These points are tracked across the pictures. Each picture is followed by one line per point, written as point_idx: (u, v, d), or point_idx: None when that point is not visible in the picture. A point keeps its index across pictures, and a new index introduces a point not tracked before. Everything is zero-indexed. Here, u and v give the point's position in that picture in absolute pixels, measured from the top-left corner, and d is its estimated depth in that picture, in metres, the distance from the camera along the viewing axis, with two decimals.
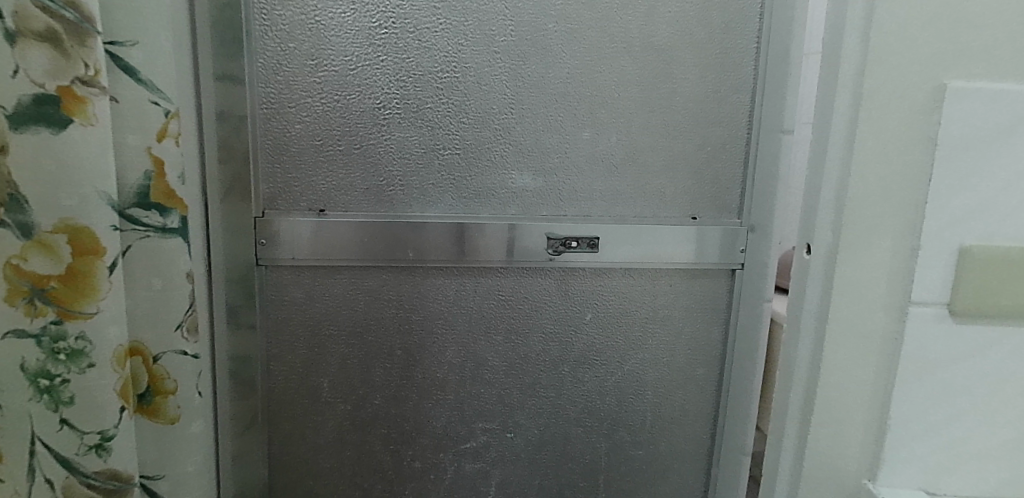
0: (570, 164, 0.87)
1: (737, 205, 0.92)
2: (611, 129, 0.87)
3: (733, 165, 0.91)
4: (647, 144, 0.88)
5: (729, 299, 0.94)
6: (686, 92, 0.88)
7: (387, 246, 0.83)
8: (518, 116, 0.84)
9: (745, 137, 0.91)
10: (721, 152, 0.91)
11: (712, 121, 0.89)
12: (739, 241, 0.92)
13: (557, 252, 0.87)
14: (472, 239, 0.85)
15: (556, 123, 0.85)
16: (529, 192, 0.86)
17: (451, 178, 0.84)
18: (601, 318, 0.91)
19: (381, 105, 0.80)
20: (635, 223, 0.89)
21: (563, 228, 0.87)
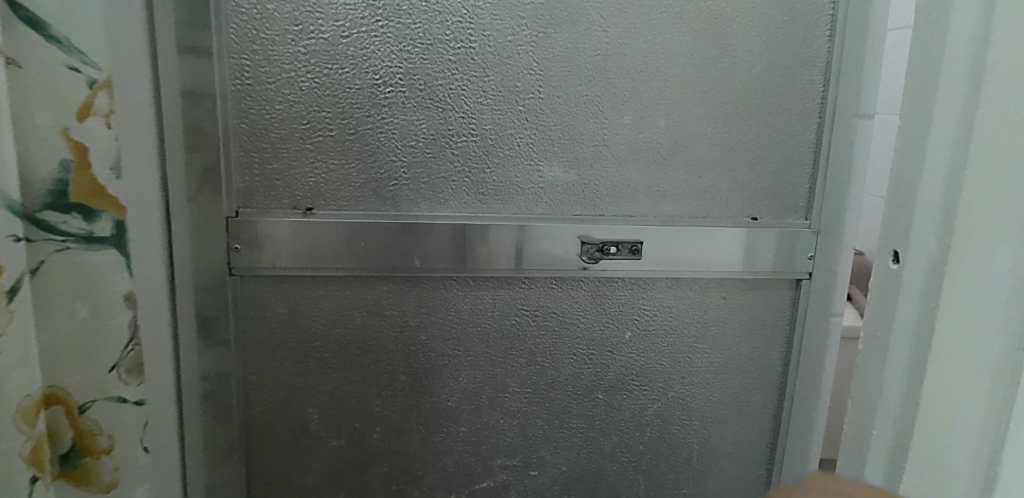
0: (608, 154, 0.72)
1: (805, 204, 0.78)
2: (657, 113, 0.72)
3: (801, 156, 0.77)
4: (702, 132, 0.73)
5: (793, 314, 0.80)
6: (749, 68, 0.73)
7: (388, 253, 0.69)
8: (546, 96, 0.70)
9: (817, 122, 0.76)
10: (788, 140, 0.76)
11: (778, 104, 0.75)
12: (807, 246, 0.78)
13: (593, 260, 0.73)
14: (491, 244, 0.71)
15: (592, 103, 0.71)
16: (560, 187, 0.72)
17: (466, 170, 0.70)
18: (643, 336, 0.77)
19: (381, 81, 0.66)
20: (686, 224, 0.75)
21: (599, 231, 0.72)
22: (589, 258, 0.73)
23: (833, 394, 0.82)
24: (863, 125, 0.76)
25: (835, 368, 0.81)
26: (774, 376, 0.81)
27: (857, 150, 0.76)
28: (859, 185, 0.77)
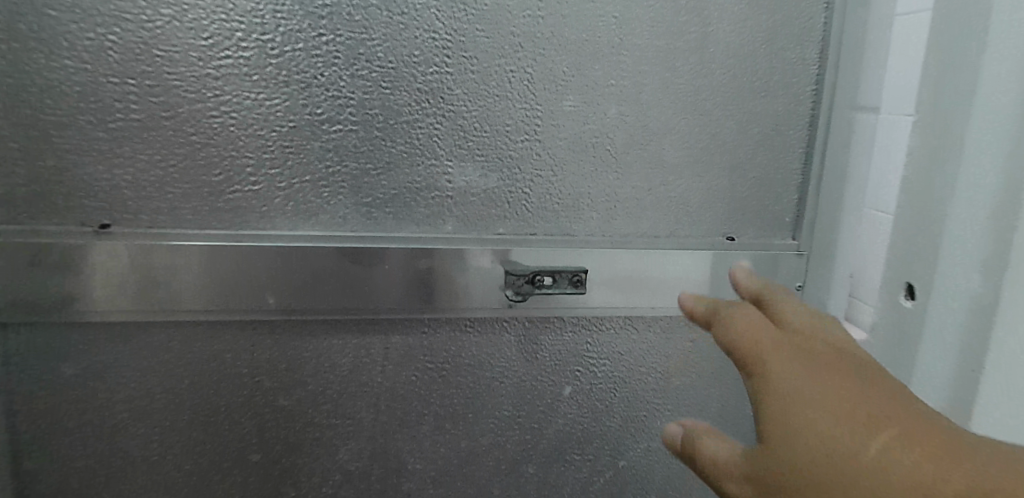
0: (544, 153, 0.54)
1: (792, 220, 0.62)
2: (609, 99, 0.54)
3: (789, 159, 0.61)
4: (665, 126, 0.56)
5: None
6: (725, 44, 0.56)
7: (223, 290, 0.48)
8: (457, 71, 0.50)
9: (809, 115, 0.60)
10: (774, 137, 0.60)
11: (762, 91, 0.59)
12: (794, 274, 0.62)
13: (523, 297, 0.53)
14: (377, 275, 0.51)
15: (519, 82, 0.52)
16: (478, 196, 0.53)
17: (341, 171, 0.50)
18: (587, 393, 0.59)
19: (210, 40, 0.46)
20: (646, 246, 0.57)
21: (529, 257, 0.54)
22: (517, 294, 0.53)
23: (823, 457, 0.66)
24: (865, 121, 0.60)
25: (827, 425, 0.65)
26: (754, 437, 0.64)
27: (858, 153, 0.60)
28: (860, 197, 0.61)
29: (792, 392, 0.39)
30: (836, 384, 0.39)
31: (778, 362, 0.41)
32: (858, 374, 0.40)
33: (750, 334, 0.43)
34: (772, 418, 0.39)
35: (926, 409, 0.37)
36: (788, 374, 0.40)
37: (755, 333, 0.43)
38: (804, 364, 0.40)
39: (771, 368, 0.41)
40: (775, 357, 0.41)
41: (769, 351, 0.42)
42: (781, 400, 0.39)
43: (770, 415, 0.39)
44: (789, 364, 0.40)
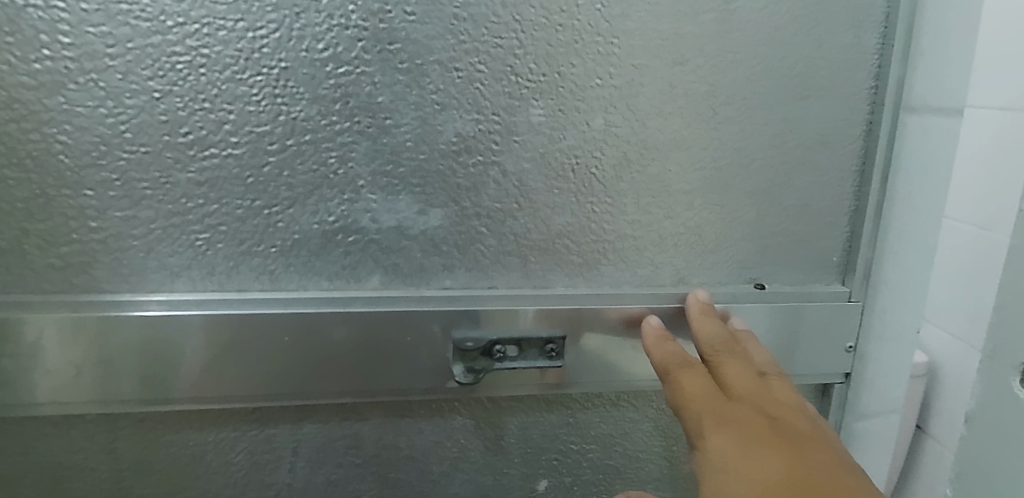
0: (504, 181, 0.40)
1: (841, 256, 0.48)
2: (593, 106, 0.40)
3: (838, 178, 0.46)
4: (666, 140, 0.42)
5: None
6: (751, 26, 0.42)
7: (73, 378, 0.35)
8: (379, 68, 0.36)
9: (866, 123, 0.45)
10: (818, 153, 0.45)
11: (805, 91, 0.44)
12: (845, 328, 0.48)
13: (473, 378, 0.40)
14: (275, 353, 0.37)
15: (468, 85, 0.38)
16: (415, 241, 0.40)
17: (221, 212, 0.36)
18: (565, 484, 0.47)
19: (15, 34, 0.32)
20: (640, 301, 0.44)
21: (483, 324, 0.41)
22: (462, 376, 0.40)
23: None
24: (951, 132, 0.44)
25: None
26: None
27: (932, 173, 0.45)
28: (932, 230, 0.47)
29: (740, 473, 0.32)
30: (780, 462, 0.32)
31: (726, 433, 0.34)
32: (805, 453, 0.33)
33: (693, 397, 0.37)
34: None
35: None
36: (734, 443, 0.33)
37: (699, 396, 0.36)
38: (754, 442, 0.33)
39: (718, 441, 0.34)
40: (722, 428, 0.34)
41: (715, 414, 0.35)
42: (727, 480, 0.32)
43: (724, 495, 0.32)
44: (734, 431, 0.34)
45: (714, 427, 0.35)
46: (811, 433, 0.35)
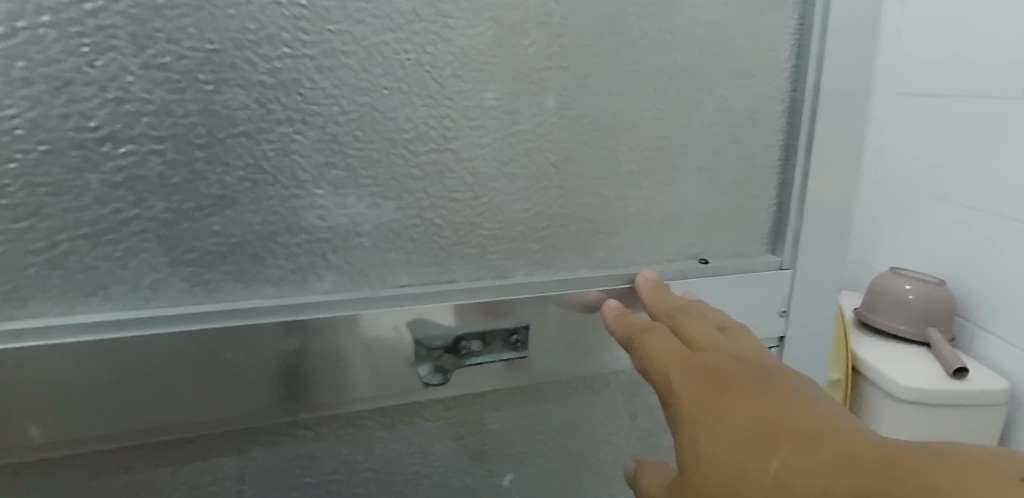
0: (458, 169, 0.38)
1: (769, 228, 0.51)
2: (543, 89, 0.40)
3: (767, 153, 0.49)
4: (613, 121, 0.43)
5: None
6: (688, 6, 0.43)
7: None
8: (321, 49, 0.33)
9: (788, 99, 0.48)
10: (749, 130, 0.47)
11: (736, 70, 0.45)
12: (779, 296, 0.50)
13: (444, 375, 0.39)
14: (218, 375, 0.33)
15: (418, 68, 0.36)
16: (367, 239, 0.37)
17: (143, 217, 0.31)
18: (530, 475, 0.46)
19: None
20: (597, 282, 0.43)
21: (447, 321, 0.38)
22: (432, 374, 0.39)
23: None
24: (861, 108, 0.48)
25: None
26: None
27: (850, 146, 0.49)
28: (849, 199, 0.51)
29: (706, 412, 0.33)
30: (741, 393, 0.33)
31: (689, 382, 0.35)
32: (767, 382, 0.34)
33: (660, 355, 0.37)
34: (697, 443, 0.32)
35: (838, 412, 0.31)
36: (696, 387, 0.34)
37: (663, 353, 0.37)
38: (716, 381, 0.34)
39: (685, 389, 0.35)
40: (686, 377, 0.35)
41: (677, 366, 0.36)
42: (695, 424, 0.33)
43: (694, 439, 0.32)
44: (696, 376, 0.35)
45: (680, 376, 0.35)
46: (779, 367, 0.36)
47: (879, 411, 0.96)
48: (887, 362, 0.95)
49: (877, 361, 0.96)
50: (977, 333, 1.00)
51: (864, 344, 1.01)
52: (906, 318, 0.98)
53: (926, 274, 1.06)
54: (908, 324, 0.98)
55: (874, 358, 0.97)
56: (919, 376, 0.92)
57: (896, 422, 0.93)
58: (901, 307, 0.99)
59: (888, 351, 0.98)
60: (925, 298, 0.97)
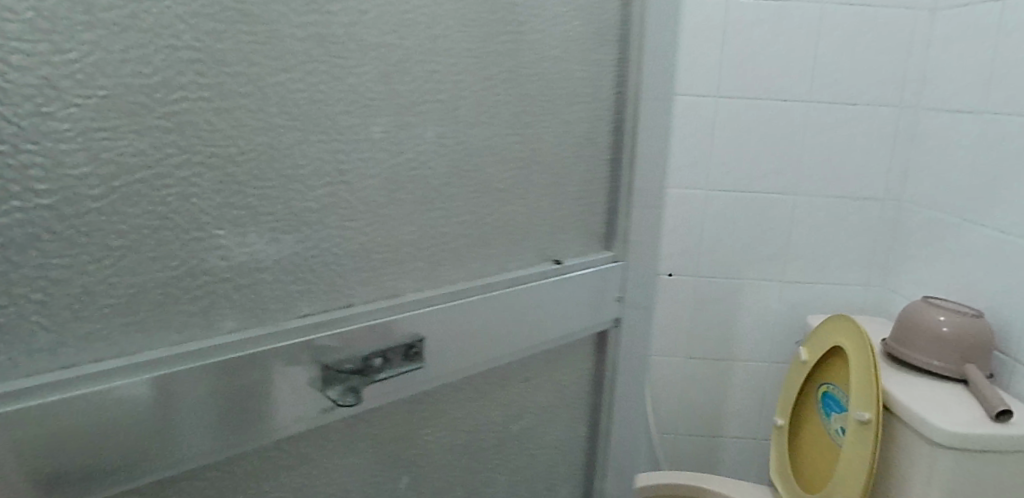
0: (351, 200, 0.40)
1: (603, 229, 0.60)
2: (422, 122, 0.43)
3: (599, 168, 0.58)
4: (481, 146, 0.48)
5: (597, 373, 0.64)
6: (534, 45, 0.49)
7: None
8: (216, 92, 0.33)
9: (613, 122, 0.57)
10: (586, 150, 0.56)
11: (574, 99, 0.54)
12: (614, 285, 0.60)
13: (355, 396, 0.41)
14: (126, 431, 0.31)
15: (311, 105, 0.37)
16: (267, 273, 0.37)
17: (29, 277, 0.28)
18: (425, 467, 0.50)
19: None
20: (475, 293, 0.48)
21: (348, 344, 0.40)
22: (345, 397, 0.40)
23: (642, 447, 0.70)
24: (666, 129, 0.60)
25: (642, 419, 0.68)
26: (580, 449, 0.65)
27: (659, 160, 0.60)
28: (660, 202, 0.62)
29: None
30: None
31: None
32: None
33: None
34: None
35: None
36: None
37: None
38: None
39: None
40: None
41: None
42: None
43: None
44: None
45: None
46: None
47: (912, 453, 0.96)
48: (927, 399, 0.96)
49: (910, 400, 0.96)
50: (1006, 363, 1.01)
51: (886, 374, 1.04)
52: (931, 349, 1.01)
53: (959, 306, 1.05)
54: (930, 353, 1.01)
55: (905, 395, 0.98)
56: (962, 419, 0.91)
57: (932, 465, 0.92)
58: (938, 341, 1.00)
59: (909, 383, 1.01)
60: (959, 328, 0.99)
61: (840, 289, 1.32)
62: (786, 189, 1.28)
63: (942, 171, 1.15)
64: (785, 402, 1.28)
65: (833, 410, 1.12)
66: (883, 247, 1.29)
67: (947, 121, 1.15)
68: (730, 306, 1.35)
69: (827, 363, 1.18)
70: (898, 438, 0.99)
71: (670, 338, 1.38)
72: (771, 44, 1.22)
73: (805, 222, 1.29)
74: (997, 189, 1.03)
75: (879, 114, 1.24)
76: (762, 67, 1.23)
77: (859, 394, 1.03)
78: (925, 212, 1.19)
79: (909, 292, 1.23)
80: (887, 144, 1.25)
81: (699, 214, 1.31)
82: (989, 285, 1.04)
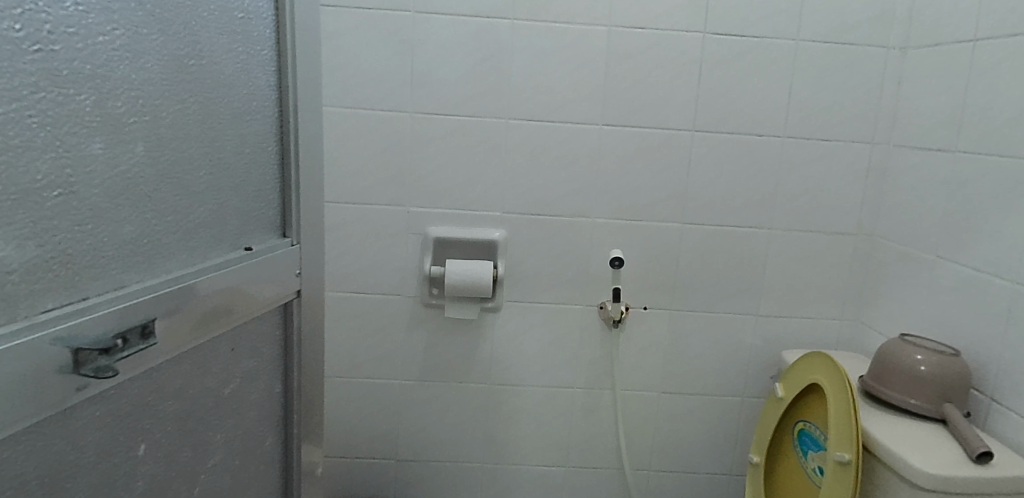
0: (81, 206, 0.50)
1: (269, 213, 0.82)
2: (133, 138, 0.55)
3: (259, 160, 0.78)
4: (185, 163, 0.63)
5: (285, 338, 0.89)
6: (168, 76, 0.59)
7: None
8: (23, 142, 0.44)
9: (266, 132, 0.79)
10: (248, 147, 0.75)
11: (240, 120, 0.73)
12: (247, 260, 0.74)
13: (112, 369, 0.51)
14: None
15: (45, 130, 0.46)
16: (16, 276, 0.45)
17: None
18: (193, 396, 0.69)
19: None
20: (191, 276, 0.63)
21: (97, 326, 0.51)
22: (103, 371, 0.50)
23: (323, 382, 1.01)
24: (311, 155, 0.88)
25: (317, 362, 0.97)
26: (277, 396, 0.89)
27: (312, 177, 0.89)
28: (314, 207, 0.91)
29: None
30: None
31: None
32: None
33: None
34: None
35: None
36: None
37: None
38: None
39: None
40: None
41: None
42: None
43: None
44: None
45: None
46: None
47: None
48: (907, 440, 0.99)
49: (895, 443, 0.99)
50: (991, 406, 1.03)
51: (867, 415, 1.07)
52: (915, 390, 1.04)
53: (941, 344, 1.08)
54: (916, 397, 1.03)
55: (889, 436, 1.01)
56: (940, 460, 0.94)
57: None
58: (916, 380, 1.04)
59: (894, 424, 1.04)
60: (936, 369, 1.02)
61: (814, 325, 1.37)
62: (764, 223, 1.33)
63: (911, 210, 1.22)
64: (761, 438, 1.31)
65: (811, 449, 1.15)
66: (854, 280, 1.35)
67: (921, 157, 1.20)
68: (717, 339, 1.38)
69: (804, 399, 1.21)
70: (881, 483, 1.02)
71: (649, 376, 1.39)
72: (746, 80, 1.27)
73: (778, 257, 1.34)
74: (965, 228, 1.08)
75: (850, 151, 1.30)
76: (742, 105, 1.28)
77: (837, 436, 1.05)
78: (898, 247, 1.25)
79: (885, 328, 1.27)
80: (860, 183, 1.31)
81: (675, 247, 1.34)
82: (967, 324, 1.07)
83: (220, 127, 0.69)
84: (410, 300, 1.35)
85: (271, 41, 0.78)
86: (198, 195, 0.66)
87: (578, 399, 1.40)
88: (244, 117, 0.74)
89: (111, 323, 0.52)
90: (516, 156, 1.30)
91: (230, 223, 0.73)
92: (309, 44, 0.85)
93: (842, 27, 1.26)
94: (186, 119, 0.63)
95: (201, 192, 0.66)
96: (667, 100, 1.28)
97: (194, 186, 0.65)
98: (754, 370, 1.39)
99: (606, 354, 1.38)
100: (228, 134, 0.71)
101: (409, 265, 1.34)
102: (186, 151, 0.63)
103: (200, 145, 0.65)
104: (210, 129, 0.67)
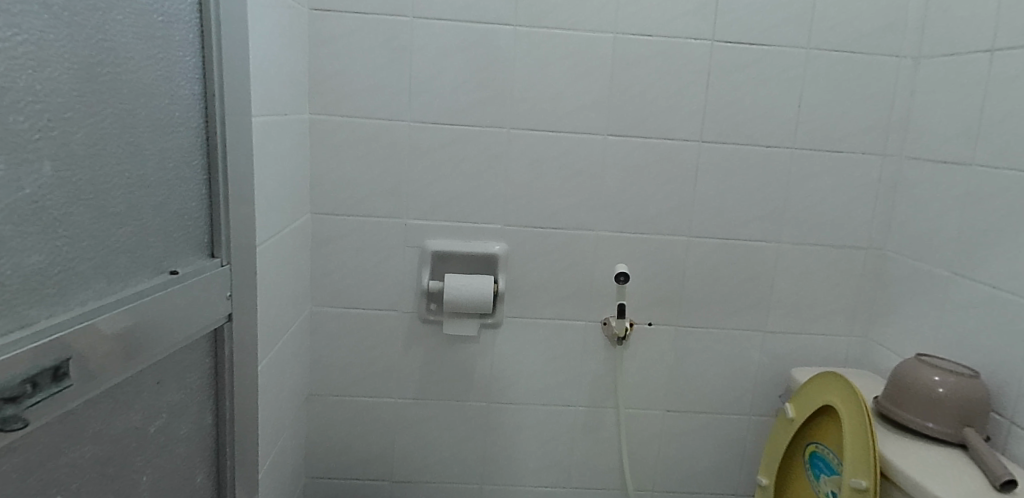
0: None
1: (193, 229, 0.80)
2: (38, 156, 0.52)
3: (179, 174, 0.76)
4: (97, 181, 0.60)
5: (216, 365, 0.88)
6: (79, 86, 0.56)
7: None
8: None
9: (187, 145, 0.77)
10: (167, 160, 0.73)
11: (159, 131, 0.71)
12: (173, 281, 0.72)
13: (21, 419, 0.48)
14: None
15: None
16: None
17: None
18: (114, 434, 0.66)
19: None
20: (111, 305, 0.60)
21: (6, 371, 0.47)
22: (10, 421, 0.47)
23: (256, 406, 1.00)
24: (242, 168, 0.88)
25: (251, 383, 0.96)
26: (208, 422, 0.88)
27: (246, 191, 0.89)
28: (250, 220, 0.92)
29: None
30: None
31: None
32: None
33: None
34: None
35: None
36: None
37: None
38: None
39: None
40: None
41: None
42: None
43: None
44: None
45: None
46: None
47: None
48: (926, 467, 0.94)
49: (914, 469, 0.94)
50: (1010, 430, 0.98)
51: (884, 438, 1.03)
52: (932, 414, 0.99)
53: (957, 364, 1.03)
54: (933, 420, 0.99)
55: (906, 462, 0.96)
56: (961, 488, 0.89)
57: None
58: (931, 403, 0.99)
59: (910, 449, 0.99)
60: (955, 391, 0.97)
61: (822, 343, 1.33)
62: (773, 237, 1.29)
63: (925, 225, 1.18)
64: (770, 460, 1.26)
65: (823, 472, 1.10)
66: (862, 296, 1.31)
67: (934, 170, 1.16)
68: (724, 359, 1.33)
69: (817, 420, 1.16)
70: None
71: (653, 395, 1.35)
72: (754, 92, 1.23)
73: (787, 273, 1.30)
74: (982, 248, 1.04)
75: (861, 163, 1.26)
76: (749, 115, 1.24)
77: (853, 461, 1.00)
78: (911, 263, 1.21)
79: (895, 345, 1.23)
80: (871, 196, 1.27)
81: (680, 263, 1.30)
82: (985, 345, 1.02)
83: (138, 140, 0.66)
84: (406, 316, 1.31)
85: (196, 52, 0.77)
86: (116, 215, 0.63)
87: (580, 419, 1.36)
88: (164, 128, 0.71)
89: (23, 368, 0.49)
90: (517, 167, 1.26)
91: (150, 242, 0.70)
92: (238, 56, 0.85)
93: (854, 35, 1.22)
94: (100, 130, 0.60)
95: (118, 207, 0.64)
96: (676, 109, 1.24)
97: (109, 202, 0.62)
98: (759, 389, 1.35)
99: (609, 371, 1.34)
100: (146, 146, 0.68)
101: (405, 280, 1.30)
102: (98, 166, 0.60)
103: (117, 158, 0.63)
104: (127, 141, 0.64)
